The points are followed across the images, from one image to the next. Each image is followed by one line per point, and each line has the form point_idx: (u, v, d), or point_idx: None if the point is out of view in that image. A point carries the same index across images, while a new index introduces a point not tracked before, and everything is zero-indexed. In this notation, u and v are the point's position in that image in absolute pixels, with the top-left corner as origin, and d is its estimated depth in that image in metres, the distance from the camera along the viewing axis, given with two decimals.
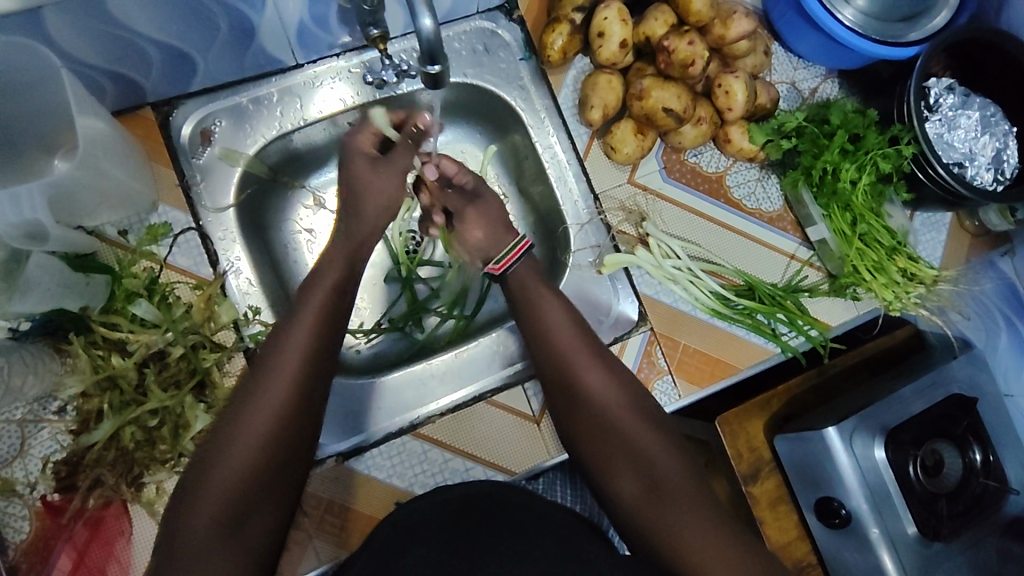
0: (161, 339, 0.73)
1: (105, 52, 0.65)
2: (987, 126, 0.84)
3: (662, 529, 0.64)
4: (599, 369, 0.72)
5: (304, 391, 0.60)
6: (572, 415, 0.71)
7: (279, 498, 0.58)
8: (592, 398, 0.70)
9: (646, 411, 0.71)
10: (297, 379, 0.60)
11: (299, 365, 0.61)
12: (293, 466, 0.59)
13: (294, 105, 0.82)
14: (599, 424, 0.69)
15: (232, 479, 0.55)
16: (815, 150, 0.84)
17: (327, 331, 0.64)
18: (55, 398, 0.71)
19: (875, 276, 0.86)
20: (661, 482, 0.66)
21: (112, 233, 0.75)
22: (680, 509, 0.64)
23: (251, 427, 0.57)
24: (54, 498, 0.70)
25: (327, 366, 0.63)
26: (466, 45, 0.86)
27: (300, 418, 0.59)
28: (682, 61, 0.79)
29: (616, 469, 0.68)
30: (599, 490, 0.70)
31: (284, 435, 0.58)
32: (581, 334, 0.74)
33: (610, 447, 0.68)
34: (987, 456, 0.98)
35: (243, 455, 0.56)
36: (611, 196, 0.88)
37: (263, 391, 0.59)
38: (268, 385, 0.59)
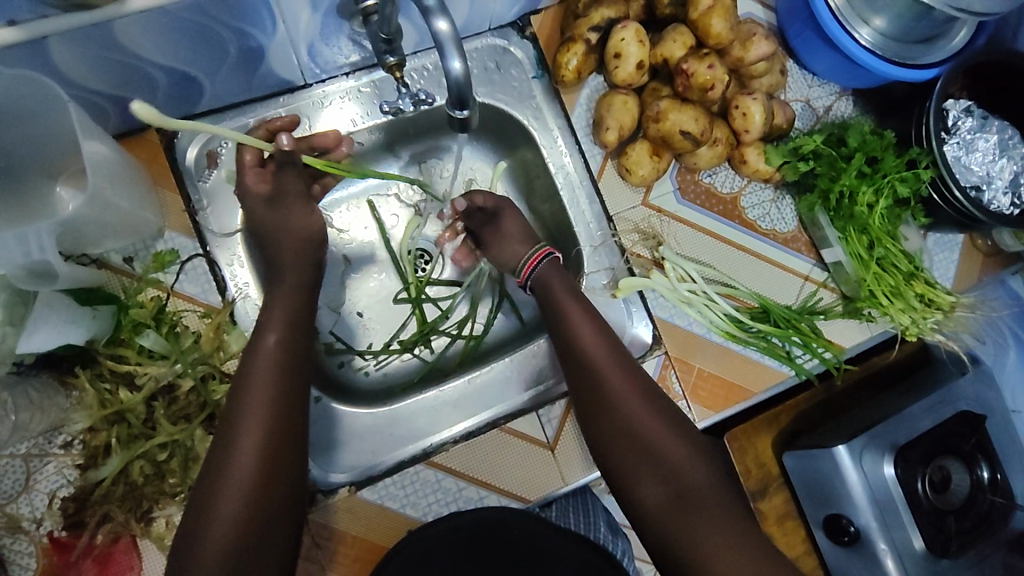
0: (170, 372, 0.71)
1: (111, 78, 0.63)
2: (1004, 149, 0.83)
3: (684, 539, 0.65)
4: (625, 380, 0.73)
5: (269, 451, 0.60)
6: (596, 421, 0.72)
7: (271, 562, 0.59)
8: (619, 408, 0.72)
9: (673, 422, 0.72)
10: (261, 442, 0.60)
11: (261, 427, 0.61)
12: (279, 526, 0.60)
13: (303, 126, 0.80)
14: (623, 436, 0.71)
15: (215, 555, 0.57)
16: (833, 173, 0.82)
17: (284, 381, 0.64)
18: (61, 432, 0.69)
19: (892, 300, 0.85)
20: (688, 492, 0.67)
21: (117, 261, 0.73)
22: (704, 521, 0.65)
23: (224, 500, 0.58)
24: (61, 534, 0.68)
25: (292, 419, 0.63)
26: (478, 63, 0.84)
27: (272, 480, 0.60)
28: (701, 85, 0.77)
29: (640, 479, 0.69)
30: (620, 498, 0.71)
31: (257, 500, 0.59)
32: (609, 342, 0.75)
33: (631, 456, 0.70)
34: (995, 474, 0.98)
35: (223, 529, 0.57)
36: (625, 217, 0.86)
37: (230, 460, 0.59)
38: (233, 453, 0.60)
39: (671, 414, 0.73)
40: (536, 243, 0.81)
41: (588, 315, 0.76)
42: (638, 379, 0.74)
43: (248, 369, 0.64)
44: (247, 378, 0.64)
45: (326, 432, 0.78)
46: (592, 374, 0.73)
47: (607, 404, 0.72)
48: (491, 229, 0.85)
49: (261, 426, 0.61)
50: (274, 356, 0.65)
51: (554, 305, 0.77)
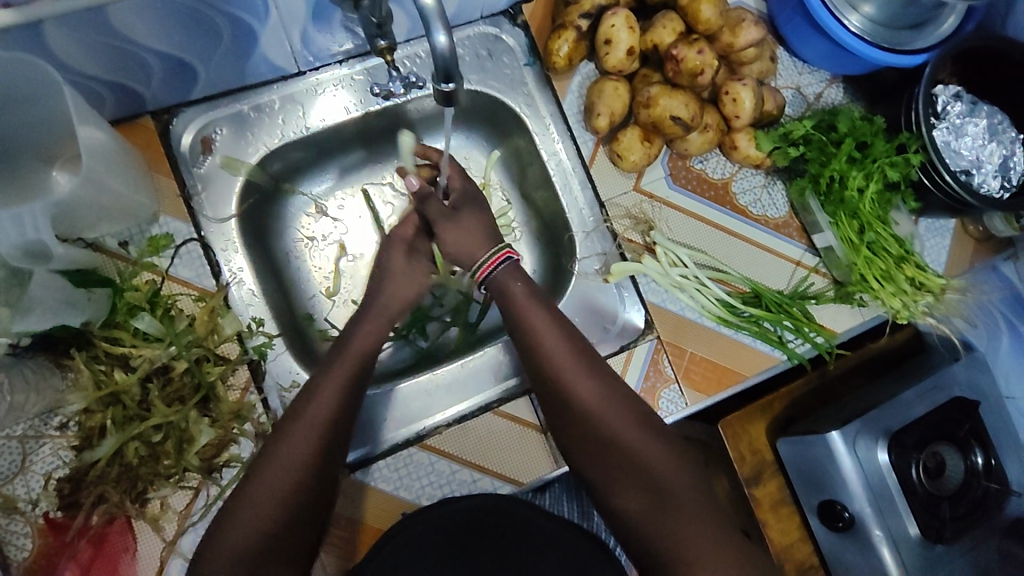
0: (164, 354, 0.72)
1: (106, 63, 0.64)
2: (994, 133, 0.84)
3: (666, 544, 0.63)
4: (595, 384, 0.69)
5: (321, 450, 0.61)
6: (568, 427, 0.70)
7: (291, 565, 0.57)
8: (588, 416, 0.68)
9: (649, 424, 0.69)
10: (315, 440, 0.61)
11: (319, 426, 0.62)
12: (310, 525, 0.59)
13: (297, 113, 0.81)
14: (595, 443, 0.68)
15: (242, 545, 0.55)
16: (823, 158, 0.83)
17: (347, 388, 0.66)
18: (57, 413, 0.70)
19: (883, 284, 0.85)
20: (668, 497, 0.64)
21: (112, 245, 0.74)
22: (686, 529, 0.63)
23: (264, 491, 0.57)
24: (56, 515, 0.69)
25: (346, 426, 0.64)
26: (470, 51, 0.85)
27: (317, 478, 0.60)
28: (692, 71, 0.78)
29: (618, 485, 0.67)
30: (600, 504, 0.69)
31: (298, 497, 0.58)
32: (576, 344, 0.72)
33: (606, 462, 0.67)
34: (989, 459, 0.98)
35: (257, 520, 0.56)
36: (616, 203, 0.87)
37: (280, 452, 0.59)
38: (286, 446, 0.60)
39: (647, 416, 0.69)
40: (493, 245, 0.77)
41: (552, 319, 0.73)
42: (609, 381, 0.70)
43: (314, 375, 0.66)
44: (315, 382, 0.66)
45: None
46: (559, 380, 0.69)
47: (576, 411, 0.69)
48: (451, 222, 0.78)
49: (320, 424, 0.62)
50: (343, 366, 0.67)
51: (512, 307, 0.74)
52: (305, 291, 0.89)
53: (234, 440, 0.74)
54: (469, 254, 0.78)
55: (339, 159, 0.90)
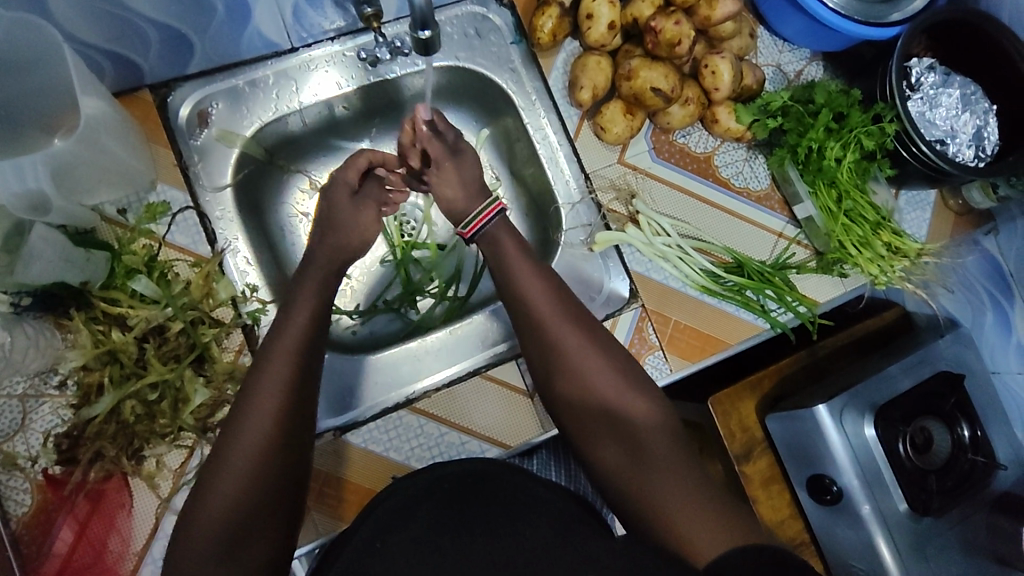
0: (161, 314, 0.74)
1: (106, 31, 0.67)
2: (967, 104, 0.87)
3: (641, 493, 0.63)
4: (581, 342, 0.72)
5: (285, 413, 0.61)
6: (553, 382, 0.72)
7: (273, 512, 0.59)
8: (572, 371, 0.71)
9: (631, 383, 0.71)
10: (277, 400, 0.61)
11: (277, 386, 0.62)
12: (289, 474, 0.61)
13: (290, 88, 0.84)
14: (579, 398, 0.70)
15: (222, 503, 0.56)
16: (801, 128, 0.85)
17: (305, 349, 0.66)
18: (56, 372, 0.72)
19: (861, 251, 0.88)
20: (645, 449, 0.66)
21: (111, 212, 0.76)
22: (663, 478, 0.63)
23: (234, 454, 0.58)
24: (55, 471, 0.71)
25: (308, 385, 0.65)
26: (459, 29, 0.88)
27: (286, 441, 0.61)
28: (670, 41, 0.81)
29: (599, 438, 0.69)
30: (581, 460, 0.71)
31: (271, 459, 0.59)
32: (565, 304, 0.74)
33: (588, 416, 0.70)
34: (975, 431, 0.99)
35: (230, 480, 0.57)
36: (601, 175, 0.90)
37: (256, 402, 0.61)
38: (250, 407, 0.61)
39: (630, 375, 0.71)
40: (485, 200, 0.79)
41: (540, 275, 0.76)
42: (595, 341, 0.73)
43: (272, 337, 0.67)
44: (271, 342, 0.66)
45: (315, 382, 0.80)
46: (547, 335, 0.72)
47: (563, 364, 0.71)
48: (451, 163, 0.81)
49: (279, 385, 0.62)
50: (302, 323, 0.68)
51: (502, 265, 0.77)
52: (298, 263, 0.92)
53: (228, 401, 0.76)
54: (460, 208, 0.81)
55: (333, 136, 0.94)
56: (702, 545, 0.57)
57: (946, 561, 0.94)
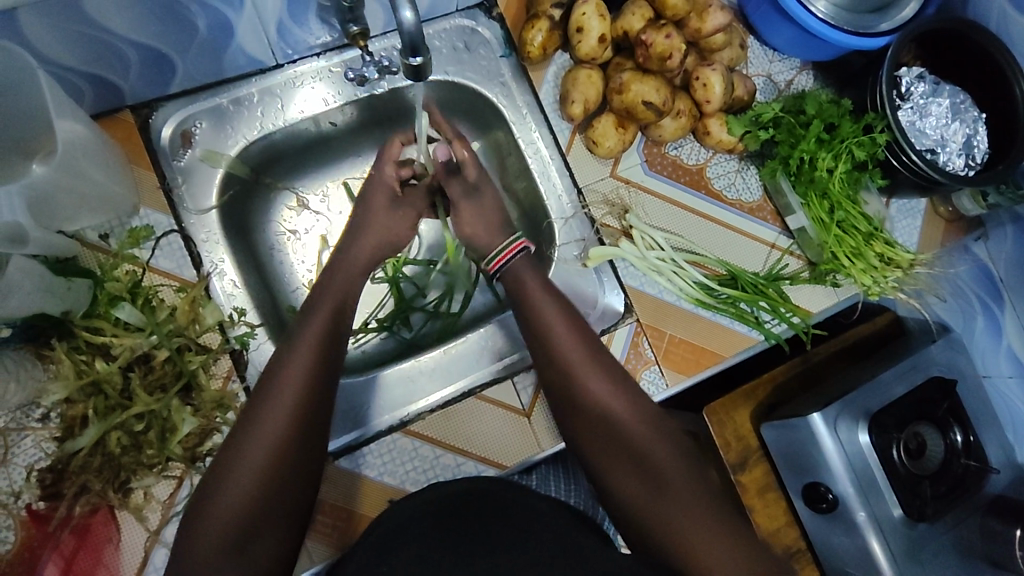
0: (146, 343, 0.73)
1: (83, 53, 0.65)
2: (957, 113, 0.87)
3: (667, 530, 0.62)
4: (603, 377, 0.70)
5: (291, 442, 0.58)
6: (574, 415, 0.70)
7: (277, 522, 0.56)
8: (595, 406, 0.69)
9: (651, 418, 0.69)
10: (283, 431, 0.58)
11: (281, 416, 0.58)
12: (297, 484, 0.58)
13: (275, 105, 0.82)
14: (601, 434, 0.68)
15: (213, 538, 0.53)
16: (792, 140, 0.85)
17: (316, 377, 0.62)
18: (39, 405, 0.70)
19: (854, 261, 0.88)
20: (654, 467, 0.65)
21: (92, 238, 0.74)
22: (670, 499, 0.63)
23: (229, 483, 0.55)
24: (39, 507, 0.69)
25: (321, 403, 0.61)
26: (447, 43, 0.87)
27: (287, 475, 0.57)
28: (661, 54, 0.80)
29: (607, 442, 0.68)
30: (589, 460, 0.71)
31: (270, 496, 0.56)
32: (587, 338, 0.73)
33: (608, 450, 0.67)
34: (968, 436, 0.99)
35: (223, 514, 0.54)
36: (594, 189, 0.89)
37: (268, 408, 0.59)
38: (251, 436, 0.57)
39: (650, 409, 0.70)
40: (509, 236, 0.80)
41: (562, 310, 0.75)
42: (615, 374, 0.71)
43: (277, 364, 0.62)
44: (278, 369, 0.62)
45: None
46: (569, 370, 0.71)
47: (584, 399, 0.69)
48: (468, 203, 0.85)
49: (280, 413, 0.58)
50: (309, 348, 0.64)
51: (524, 297, 0.76)
52: (286, 283, 0.90)
53: (217, 429, 0.74)
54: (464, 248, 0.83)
55: (322, 153, 0.92)
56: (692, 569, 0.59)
57: (940, 566, 0.94)
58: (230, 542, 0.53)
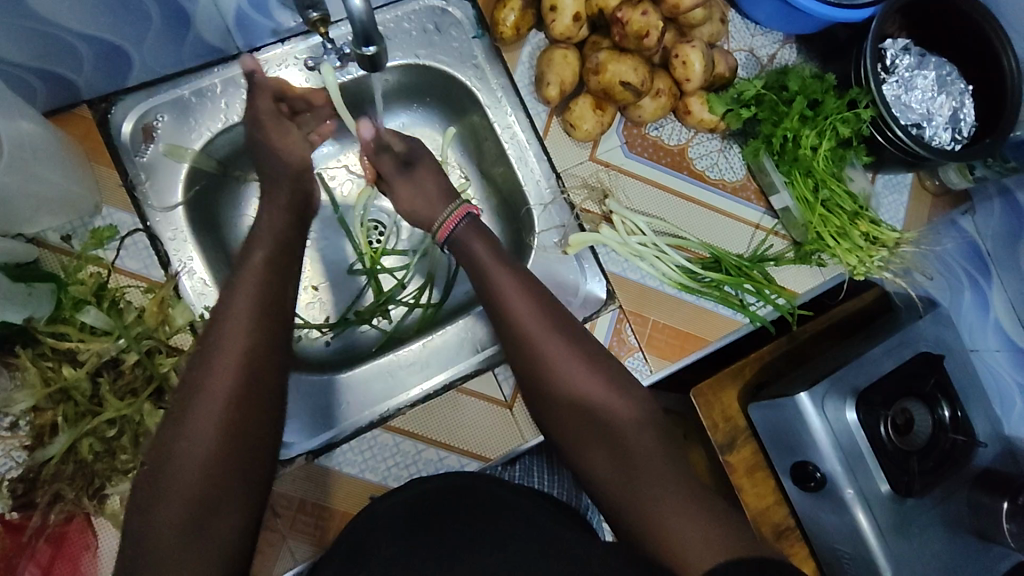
0: (113, 347, 0.71)
1: (30, 49, 0.62)
2: (943, 85, 0.84)
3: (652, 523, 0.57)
4: (571, 352, 0.65)
5: (230, 413, 0.51)
6: (547, 400, 0.65)
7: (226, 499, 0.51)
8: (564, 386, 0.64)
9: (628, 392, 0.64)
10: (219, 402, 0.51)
11: (222, 383, 0.52)
12: (240, 458, 0.52)
13: (240, 96, 0.79)
14: (574, 417, 0.64)
15: (158, 519, 0.48)
16: (775, 117, 0.83)
17: (265, 339, 0.55)
18: (6, 414, 0.68)
19: (839, 241, 0.87)
20: (633, 453, 0.61)
21: (54, 240, 0.72)
22: (656, 482, 0.59)
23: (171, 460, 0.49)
24: (13, 516, 0.68)
25: (266, 365, 0.54)
26: (416, 25, 0.83)
27: (228, 449, 0.51)
28: (637, 33, 0.77)
29: (585, 436, 0.63)
30: (558, 428, 0.65)
31: (223, 468, 0.51)
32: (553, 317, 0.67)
33: (590, 440, 0.63)
34: (955, 411, 0.99)
35: (164, 494, 0.49)
36: (572, 173, 0.87)
37: (204, 376, 0.52)
38: (186, 408, 0.51)
39: (626, 389, 0.64)
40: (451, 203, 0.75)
41: (527, 291, 0.68)
42: (593, 360, 0.66)
43: (206, 323, 0.55)
44: (212, 332, 0.54)
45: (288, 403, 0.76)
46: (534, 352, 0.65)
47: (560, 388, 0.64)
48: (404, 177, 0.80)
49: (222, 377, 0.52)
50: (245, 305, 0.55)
51: (482, 273, 0.70)
52: None
53: None
54: None
55: None
56: (687, 552, 0.55)
57: (927, 541, 0.95)
58: (174, 526, 0.48)
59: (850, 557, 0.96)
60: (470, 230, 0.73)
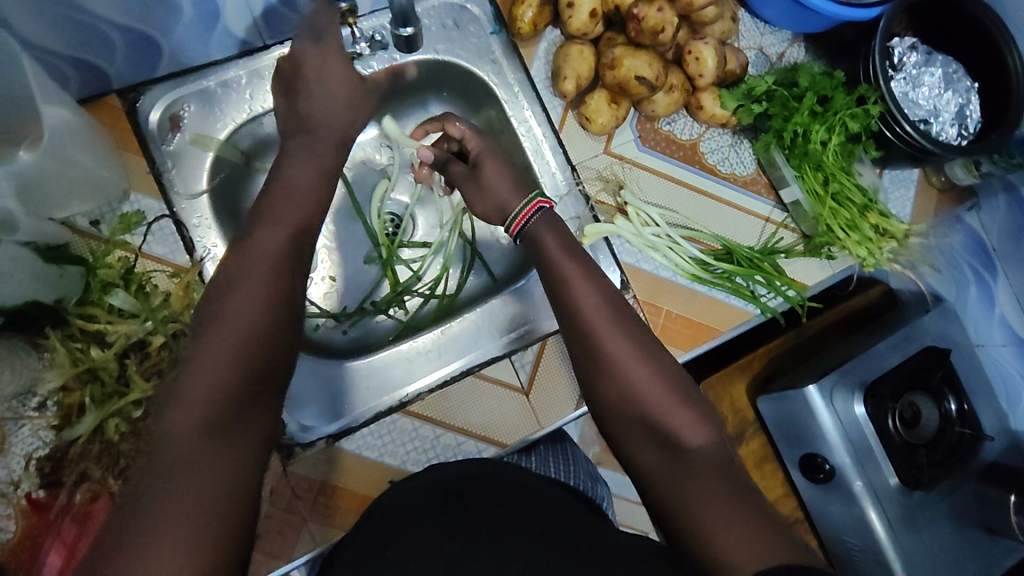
0: (141, 329, 0.72)
1: (67, 37, 0.64)
2: (949, 82, 0.86)
3: (695, 518, 0.56)
4: (621, 323, 0.65)
5: (267, 336, 0.52)
6: (589, 369, 0.64)
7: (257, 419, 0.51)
8: (614, 367, 0.63)
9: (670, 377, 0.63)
10: (255, 326, 0.52)
11: (255, 309, 0.52)
12: (271, 383, 0.52)
13: (264, 88, 0.81)
14: (621, 397, 0.62)
15: (191, 431, 0.47)
16: (786, 113, 0.85)
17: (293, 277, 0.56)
18: (34, 394, 0.70)
19: (848, 233, 0.89)
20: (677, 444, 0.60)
21: (83, 225, 0.73)
22: (696, 477, 0.58)
23: (198, 383, 0.49)
24: (39, 495, 0.69)
25: (298, 299, 0.56)
26: (436, 21, 0.85)
27: (261, 369, 0.51)
28: (653, 28, 0.79)
29: (627, 419, 0.62)
30: (596, 406, 0.65)
31: (253, 385, 0.51)
32: (609, 296, 0.67)
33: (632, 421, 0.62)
34: (962, 405, 1.00)
35: (196, 408, 0.48)
36: (588, 166, 0.88)
37: (240, 301, 0.52)
38: (222, 329, 0.51)
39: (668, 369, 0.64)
40: (524, 198, 0.73)
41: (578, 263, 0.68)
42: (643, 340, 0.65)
43: (246, 257, 0.55)
44: (245, 263, 0.55)
45: (309, 387, 0.78)
46: (589, 329, 0.64)
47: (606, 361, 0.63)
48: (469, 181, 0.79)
49: (259, 308, 0.52)
50: (280, 244, 0.57)
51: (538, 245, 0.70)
52: None
53: None
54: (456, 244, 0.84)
55: None
56: (727, 552, 0.53)
57: (936, 534, 0.96)
58: (204, 440, 0.47)
59: (859, 549, 0.97)
60: (541, 225, 0.71)
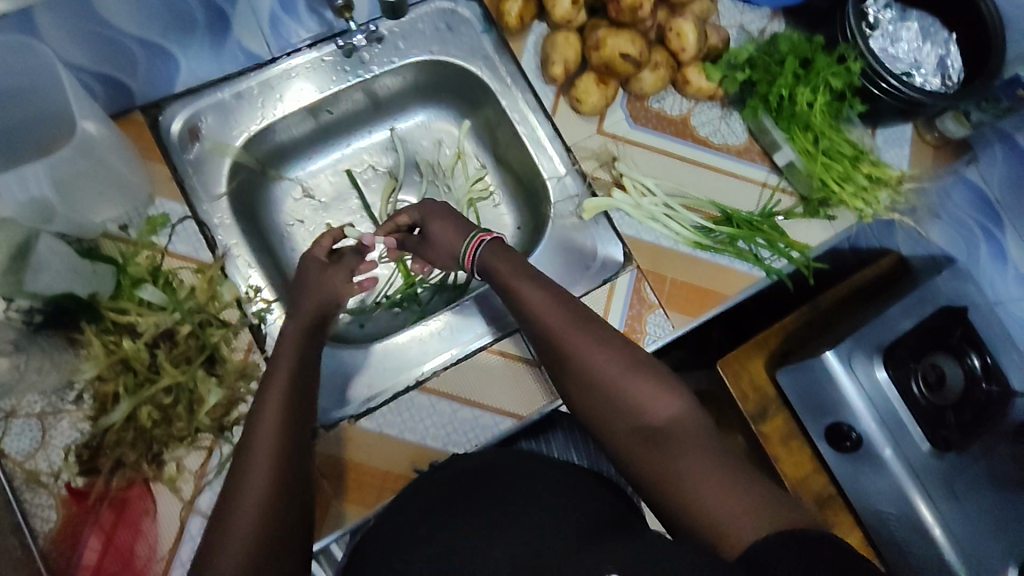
0: (169, 319, 0.76)
1: (94, 52, 0.71)
2: (926, 36, 0.90)
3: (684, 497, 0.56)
4: (592, 338, 0.66)
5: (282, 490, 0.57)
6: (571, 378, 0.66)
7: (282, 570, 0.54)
8: (605, 380, 0.63)
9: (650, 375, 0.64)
10: (269, 486, 0.56)
11: (270, 468, 0.57)
12: (292, 531, 0.56)
13: (274, 97, 0.87)
14: (606, 405, 0.63)
15: None
16: (769, 78, 0.89)
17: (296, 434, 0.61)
18: (72, 387, 0.73)
19: (843, 186, 0.90)
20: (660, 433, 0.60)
21: (114, 229, 0.78)
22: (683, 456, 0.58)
23: (245, 514, 0.54)
24: (78, 483, 0.71)
25: (303, 450, 0.61)
26: (429, 25, 0.91)
27: (280, 522, 0.55)
28: (632, 7, 0.83)
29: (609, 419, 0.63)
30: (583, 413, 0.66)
31: (276, 539, 0.54)
32: (569, 305, 0.69)
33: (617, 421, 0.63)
34: (985, 360, 0.94)
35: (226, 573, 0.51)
36: (583, 146, 0.92)
37: (252, 465, 0.57)
38: (242, 494, 0.55)
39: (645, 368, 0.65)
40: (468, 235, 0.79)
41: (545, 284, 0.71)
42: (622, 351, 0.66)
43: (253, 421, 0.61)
44: (250, 432, 0.60)
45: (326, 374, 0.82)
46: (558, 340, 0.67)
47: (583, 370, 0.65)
48: None
49: (273, 460, 0.58)
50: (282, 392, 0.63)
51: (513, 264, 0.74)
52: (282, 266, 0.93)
53: (242, 398, 0.77)
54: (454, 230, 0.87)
55: (325, 139, 0.99)
56: (723, 523, 0.53)
57: (975, 497, 0.93)
58: None
59: (897, 519, 0.95)
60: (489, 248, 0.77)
